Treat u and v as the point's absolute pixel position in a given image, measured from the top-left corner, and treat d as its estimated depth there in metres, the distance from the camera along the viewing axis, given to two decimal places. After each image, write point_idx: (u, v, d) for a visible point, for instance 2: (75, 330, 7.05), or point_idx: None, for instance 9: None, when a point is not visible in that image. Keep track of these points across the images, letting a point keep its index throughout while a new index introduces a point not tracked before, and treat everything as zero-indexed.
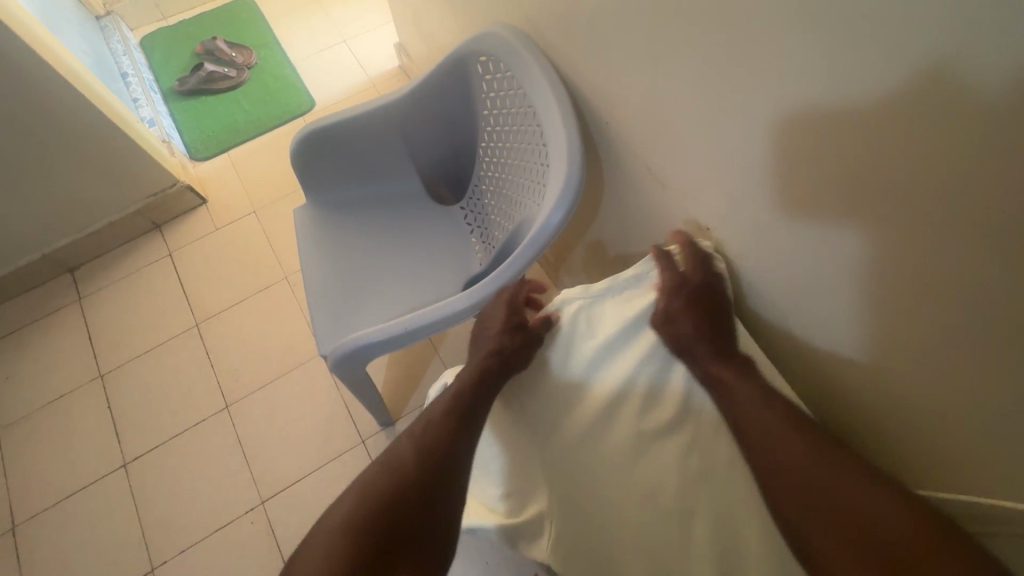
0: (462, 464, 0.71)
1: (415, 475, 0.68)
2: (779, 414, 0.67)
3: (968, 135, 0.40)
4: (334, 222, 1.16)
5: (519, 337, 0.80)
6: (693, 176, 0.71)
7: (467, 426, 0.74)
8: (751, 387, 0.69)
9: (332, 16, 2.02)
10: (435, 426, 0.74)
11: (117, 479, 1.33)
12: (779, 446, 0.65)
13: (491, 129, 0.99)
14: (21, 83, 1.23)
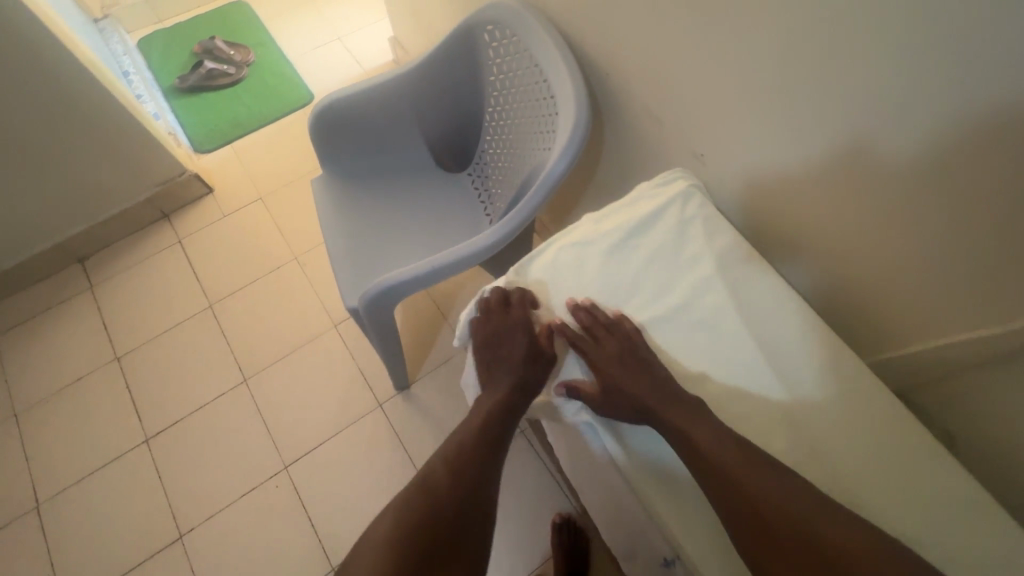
0: (489, 492, 0.67)
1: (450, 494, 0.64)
2: (752, 466, 0.55)
3: (908, 35, 0.51)
4: (349, 191, 1.23)
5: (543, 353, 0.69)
6: (686, 111, 0.81)
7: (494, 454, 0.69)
8: (710, 432, 0.58)
9: (325, 15, 2.10)
10: (455, 458, 0.68)
11: (140, 454, 1.36)
12: (755, 493, 0.53)
13: (497, 93, 1.09)
14: (43, 73, 1.28)
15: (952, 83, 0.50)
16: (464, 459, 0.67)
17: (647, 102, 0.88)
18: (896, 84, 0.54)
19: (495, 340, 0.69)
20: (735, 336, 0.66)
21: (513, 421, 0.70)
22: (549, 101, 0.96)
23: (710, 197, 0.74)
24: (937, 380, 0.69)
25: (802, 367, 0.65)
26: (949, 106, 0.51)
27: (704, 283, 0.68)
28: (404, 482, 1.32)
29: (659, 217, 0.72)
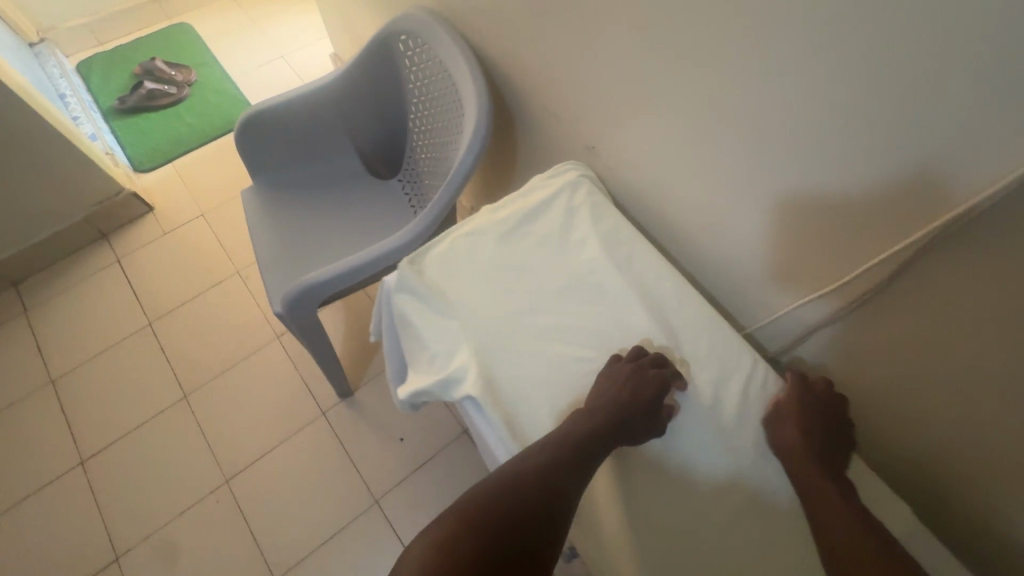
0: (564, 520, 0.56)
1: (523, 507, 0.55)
2: (872, 533, 0.56)
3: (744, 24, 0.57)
4: (280, 200, 1.25)
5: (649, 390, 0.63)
6: (586, 105, 0.87)
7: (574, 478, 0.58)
8: (840, 497, 0.59)
9: (269, 35, 2.13)
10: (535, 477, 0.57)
11: (75, 477, 1.33)
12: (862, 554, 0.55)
13: (416, 100, 1.13)
14: None
15: (790, 54, 0.57)
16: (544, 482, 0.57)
17: (552, 100, 0.93)
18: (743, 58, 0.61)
19: (619, 382, 0.64)
20: (616, 311, 0.71)
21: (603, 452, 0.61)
22: (458, 104, 1.00)
23: (598, 186, 0.80)
24: (798, 345, 0.78)
25: (682, 334, 0.70)
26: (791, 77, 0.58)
27: (587, 266, 0.74)
28: (348, 488, 1.32)
29: (547, 207, 0.77)
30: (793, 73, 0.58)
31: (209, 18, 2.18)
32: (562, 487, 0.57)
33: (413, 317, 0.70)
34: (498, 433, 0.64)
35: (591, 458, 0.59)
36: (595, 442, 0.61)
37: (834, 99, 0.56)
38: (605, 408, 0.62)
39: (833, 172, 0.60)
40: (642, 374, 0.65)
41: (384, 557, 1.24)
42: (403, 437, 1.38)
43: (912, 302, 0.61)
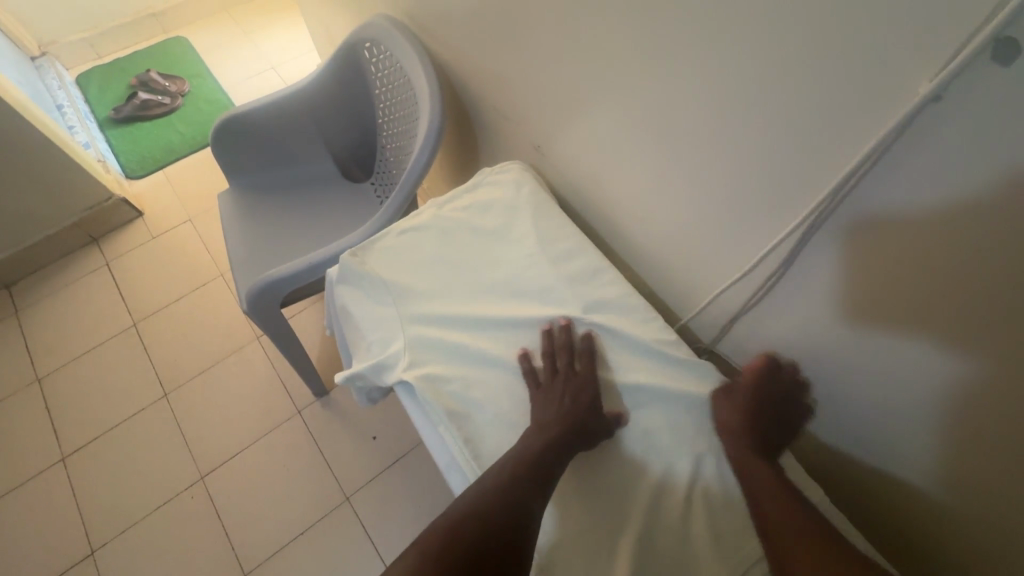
0: (530, 529, 0.57)
1: (491, 521, 0.57)
2: (800, 505, 0.60)
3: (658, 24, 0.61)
4: (255, 202, 1.29)
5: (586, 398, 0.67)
6: (534, 106, 0.91)
7: (537, 487, 0.59)
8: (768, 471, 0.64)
9: (261, 47, 2.20)
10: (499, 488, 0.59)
11: (56, 472, 1.37)
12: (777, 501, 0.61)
13: (382, 104, 1.17)
14: None
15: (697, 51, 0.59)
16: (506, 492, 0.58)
17: (506, 103, 0.97)
18: (661, 56, 0.64)
19: (556, 392, 0.67)
20: (551, 301, 0.74)
21: (563, 459, 0.62)
22: (416, 107, 1.04)
23: (541, 184, 0.83)
24: (732, 328, 0.80)
25: (615, 323, 0.73)
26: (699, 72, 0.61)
27: (525, 257, 0.76)
28: (320, 485, 1.34)
29: (490, 203, 0.80)
30: (702, 69, 0.60)
31: (204, 32, 2.26)
32: (522, 498, 0.58)
33: (352, 306, 0.73)
34: (430, 412, 0.66)
35: (548, 470, 0.61)
36: (549, 454, 0.62)
37: (736, 91, 0.58)
38: (553, 419, 0.64)
39: (740, 161, 0.63)
40: (574, 380, 0.68)
41: (352, 554, 1.26)
42: (376, 436, 1.41)
43: (819, 286, 0.63)
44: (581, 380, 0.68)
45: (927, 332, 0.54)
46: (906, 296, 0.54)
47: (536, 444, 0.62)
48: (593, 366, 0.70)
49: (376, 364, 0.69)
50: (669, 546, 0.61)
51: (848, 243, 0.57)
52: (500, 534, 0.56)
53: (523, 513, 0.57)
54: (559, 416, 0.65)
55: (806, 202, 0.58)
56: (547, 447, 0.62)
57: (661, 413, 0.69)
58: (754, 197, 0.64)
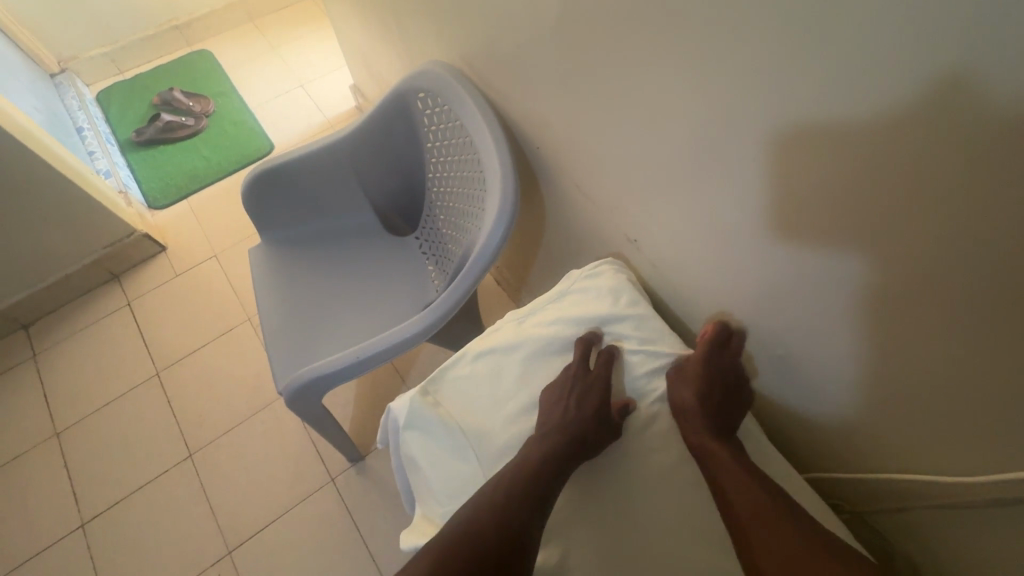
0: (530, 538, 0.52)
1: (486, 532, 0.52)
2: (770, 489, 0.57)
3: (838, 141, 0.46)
4: (290, 259, 1.17)
5: (594, 395, 0.62)
6: (624, 187, 0.76)
7: (538, 497, 0.55)
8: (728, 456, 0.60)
9: (289, 63, 2.07)
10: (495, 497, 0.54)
11: (74, 540, 1.27)
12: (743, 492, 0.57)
13: (435, 159, 1.03)
14: None
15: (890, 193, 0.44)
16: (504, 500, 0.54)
17: (588, 175, 0.83)
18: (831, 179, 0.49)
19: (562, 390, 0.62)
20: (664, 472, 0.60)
21: (565, 468, 0.57)
22: (480, 172, 0.91)
23: (642, 294, 0.70)
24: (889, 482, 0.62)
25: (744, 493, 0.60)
26: (888, 217, 0.46)
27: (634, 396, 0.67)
28: (356, 565, 1.23)
29: (583, 321, 0.68)
30: (892, 215, 0.45)
31: (229, 46, 2.14)
32: (521, 508, 0.53)
33: (423, 461, 0.61)
34: None
35: (548, 483, 0.56)
36: (550, 466, 0.57)
37: (969, 255, 0.42)
38: (556, 425, 0.59)
39: (950, 330, 0.47)
40: (580, 380, 0.62)
41: None
42: None
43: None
44: (590, 380, 0.63)
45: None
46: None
47: (535, 450, 0.58)
48: (600, 361, 0.65)
49: None
50: None
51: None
52: (497, 550, 0.51)
53: (521, 522, 0.53)
54: (560, 419, 0.60)
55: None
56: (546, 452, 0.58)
57: None
58: (978, 375, 0.47)
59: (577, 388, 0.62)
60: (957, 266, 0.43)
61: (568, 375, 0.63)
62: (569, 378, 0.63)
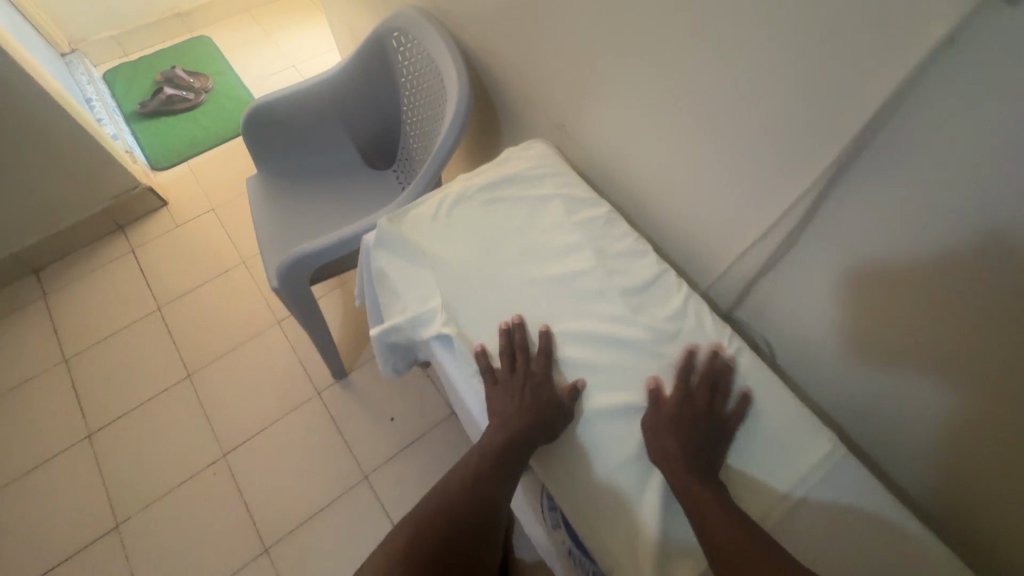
0: (486, 531, 0.59)
1: (445, 523, 0.58)
2: (720, 501, 0.56)
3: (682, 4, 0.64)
4: (283, 188, 1.34)
5: (540, 392, 0.65)
6: (555, 92, 0.95)
7: (492, 492, 0.61)
8: (693, 464, 0.59)
9: (282, 47, 2.27)
10: (456, 496, 0.61)
11: (81, 449, 1.40)
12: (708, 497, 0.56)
13: (409, 93, 1.22)
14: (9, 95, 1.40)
15: (721, 36, 0.63)
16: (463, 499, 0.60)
17: (529, 89, 1.02)
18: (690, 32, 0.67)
19: (513, 386, 0.66)
20: (557, 317, 0.71)
21: (519, 463, 0.62)
22: (443, 93, 1.10)
23: (563, 161, 0.86)
24: (744, 297, 0.80)
25: (647, 282, 0.74)
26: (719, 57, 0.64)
27: (610, 437, 0.64)
28: (338, 464, 1.37)
29: (512, 173, 0.83)
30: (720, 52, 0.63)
31: (228, 32, 2.33)
32: (478, 502, 0.60)
33: (389, 272, 0.76)
34: (463, 357, 0.69)
35: (503, 475, 0.62)
36: (506, 457, 0.62)
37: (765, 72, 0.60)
38: (510, 418, 0.64)
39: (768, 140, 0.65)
40: (525, 378, 0.66)
41: (371, 527, 1.30)
42: (394, 417, 1.44)
43: (827, 260, 0.66)
44: (534, 376, 0.66)
45: (961, 317, 0.54)
46: (931, 282, 0.55)
47: (490, 448, 0.63)
48: (542, 359, 0.67)
49: (409, 320, 0.72)
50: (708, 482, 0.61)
51: (878, 221, 0.58)
52: (458, 540, 0.58)
53: (477, 517, 0.59)
54: (513, 419, 0.64)
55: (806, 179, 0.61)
56: (497, 451, 0.63)
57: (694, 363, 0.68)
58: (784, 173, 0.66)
59: (527, 393, 0.65)
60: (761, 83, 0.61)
61: (517, 383, 0.66)
62: (519, 386, 0.65)
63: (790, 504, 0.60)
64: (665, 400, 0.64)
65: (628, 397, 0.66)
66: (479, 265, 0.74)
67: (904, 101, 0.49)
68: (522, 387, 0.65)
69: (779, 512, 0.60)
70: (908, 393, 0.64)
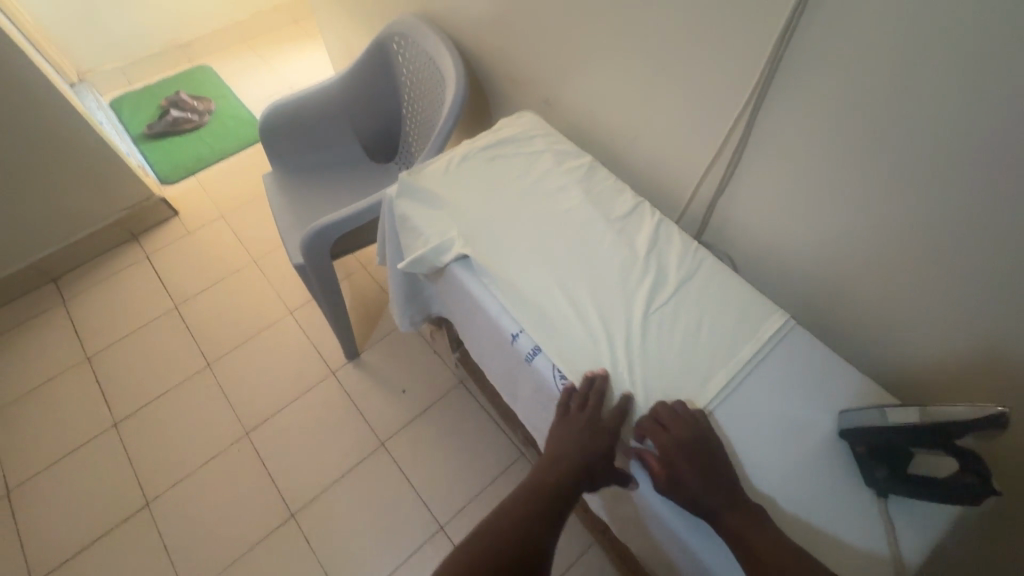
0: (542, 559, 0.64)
1: (509, 551, 0.63)
2: (757, 519, 0.59)
3: None
4: (297, 181, 1.49)
5: (604, 437, 0.69)
6: (539, 73, 1.12)
7: (547, 527, 0.66)
8: (746, 506, 0.60)
9: (279, 72, 2.45)
10: (515, 526, 0.65)
11: (107, 437, 1.48)
12: (763, 536, 0.58)
13: (409, 89, 1.39)
14: (39, 110, 1.53)
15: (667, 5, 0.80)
16: (522, 530, 0.65)
17: (515, 75, 1.19)
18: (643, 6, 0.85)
19: (577, 424, 0.69)
20: (555, 238, 0.85)
21: (570, 502, 0.69)
22: (441, 83, 1.26)
23: (549, 125, 1.03)
24: (708, 223, 0.97)
25: (625, 207, 0.89)
26: (668, 22, 0.81)
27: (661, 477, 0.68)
28: (356, 434, 1.47)
29: (508, 135, 0.99)
30: (668, 18, 0.81)
31: (225, 60, 2.50)
32: (535, 533, 0.65)
33: (411, 215, 0.90)
34: (479, 273, 0.83)
35: (557, 509, 0.68)
36: (559, 493, 0.68)
37: (702, 30, 0.78)
38: (567, 456, 0.70)
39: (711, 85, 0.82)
40: (591, 419, 0.69)
41: (390, 489, 1.39)
42: (405, 389, 1.55)
43: (766, 178, 0.83)
44: (600, 421, 0.69)
45: (867, 190, 0.72)
46: (845, 166, 0.72)
47: (546, 481, 0.69)
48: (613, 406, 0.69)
49: (431, 250, 0.85)
50: (690, 350, 0.73)
51: (800, 137, 0.75)
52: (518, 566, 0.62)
53: (534, 546, 0.64)
54: (571, 462, 0.69)
55: (739, 104, 0.79)
56: (554, 487, 0.68)
57: (667, 261, 0.82)
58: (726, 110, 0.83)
59: (592, 437, 0.69)
60: (700, 38, 0.79)
61: (584, 428, 0.69)
62: (586, 429, 0.69)
63: (748, 365, 0.72)
64: (699, 436, 0.65)
65: (618, 292, 0.79)
66: (486, 202, 0.89)
67: (799, 30, 0.68)
68: (587, 429, 0.69)
69: (740, 370, 0.72)
70: (840, 269, 0.81)
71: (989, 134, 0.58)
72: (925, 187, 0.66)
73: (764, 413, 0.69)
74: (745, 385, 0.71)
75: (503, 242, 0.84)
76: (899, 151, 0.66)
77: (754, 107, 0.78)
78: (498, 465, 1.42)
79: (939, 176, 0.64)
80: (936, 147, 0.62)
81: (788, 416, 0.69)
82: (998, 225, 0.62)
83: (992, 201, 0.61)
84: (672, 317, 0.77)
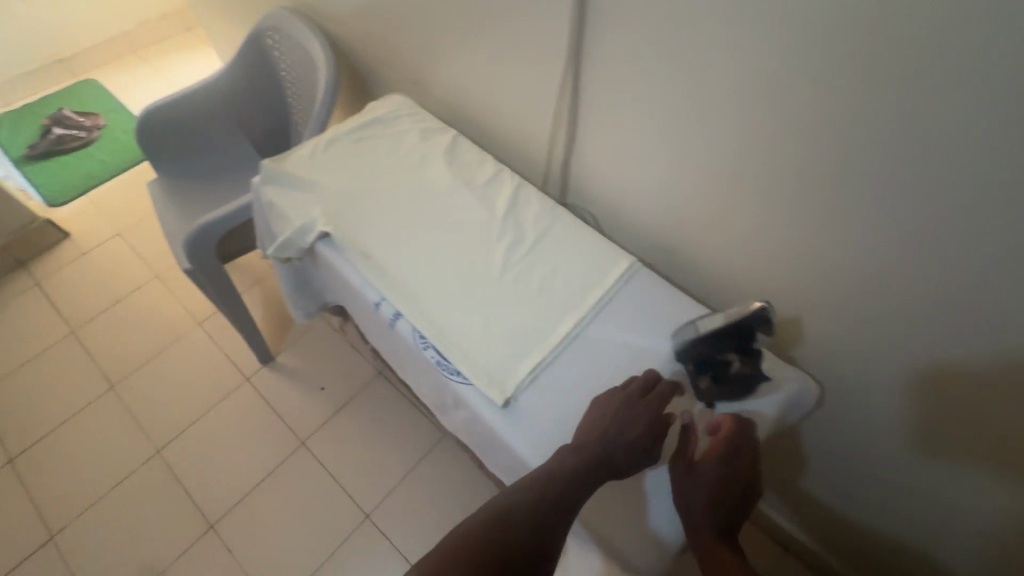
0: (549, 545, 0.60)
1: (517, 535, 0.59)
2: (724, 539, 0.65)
3: None
4: (184, 187, 1.44)
5: (647, 432, 0.65)
6: (408, 56, 1.14)
7: (563, 514, 0.61)
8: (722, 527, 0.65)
9: (172, 81, 2.36)
10: (527, 511, 0.60)
11: (3, 474, 1.39)
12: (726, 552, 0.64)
13: (290, 83, 1.38)
14: None
15: None
16: (534, 516, 0.60)
17: (388, 59, 1.20)
18: None
19: (618, 414, 0.65)
20: (417, 209, 0.88)
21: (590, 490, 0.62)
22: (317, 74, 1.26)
23: (417, 104, 1.05)
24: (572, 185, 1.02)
25: (486, 174, 0.93)
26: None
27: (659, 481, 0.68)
28: (275, 436, 1.45)
29: (374, 116, 1.01)
30: None
31: (113, 74, 2.38)
32: (547, 519, 0.60)
33: (276, 201, 0.90)
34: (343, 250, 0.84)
35: (574, 497, 0.61)
36: (581, 481, 0.62)
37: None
38: (593, 443, 0.63)
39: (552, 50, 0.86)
40: (632, 412, 0.65)
41: (315, 485, 1.38)
42: (323, 386, 1.53)
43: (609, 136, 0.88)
44: (637, 415, 0.65)
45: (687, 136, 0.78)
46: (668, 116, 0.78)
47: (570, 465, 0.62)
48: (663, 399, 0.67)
49: (297, 232, 0.86)
50: (544, 298, 0.78)
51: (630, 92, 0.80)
52: (522, 549, 0.58)
53: (544, 530, 0.60)
54: (600, 449, 0.63)
55: (575, 67, 0.83)
56: (578, 474, 0.62)
57: (524, 220, 0.87)
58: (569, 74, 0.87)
59: (632, 428, 0.64)
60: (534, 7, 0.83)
61: (626, 421, 0.64)
62: (626, 422, 0.64)
63: (597, 306, 0.77)
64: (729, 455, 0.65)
65: (477, 252, 0.83)
66: (350, 181, 0.90)
67: None
68: (634, 423, 0.64)
69: (590, 310, 0.77)
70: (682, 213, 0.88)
71: (760, 70, 0.64)
72: (729, 128, 0.72)
73: (611, 347, 0.74)
74: (595, 324, 0.76)
75: (365, 218, 0.86)
76: (705, 96, 0.72)
77: (584, 66, 0.83)
78: (421, 446, 1.44)
79: (738, 116, 0.70)
80: (731, 88, 0.69)
81: (633, 347, 0.74)
82: (785, 155, 0.69)
83: (773, 132, 0.68)
84: (528, 270, 0.81)
